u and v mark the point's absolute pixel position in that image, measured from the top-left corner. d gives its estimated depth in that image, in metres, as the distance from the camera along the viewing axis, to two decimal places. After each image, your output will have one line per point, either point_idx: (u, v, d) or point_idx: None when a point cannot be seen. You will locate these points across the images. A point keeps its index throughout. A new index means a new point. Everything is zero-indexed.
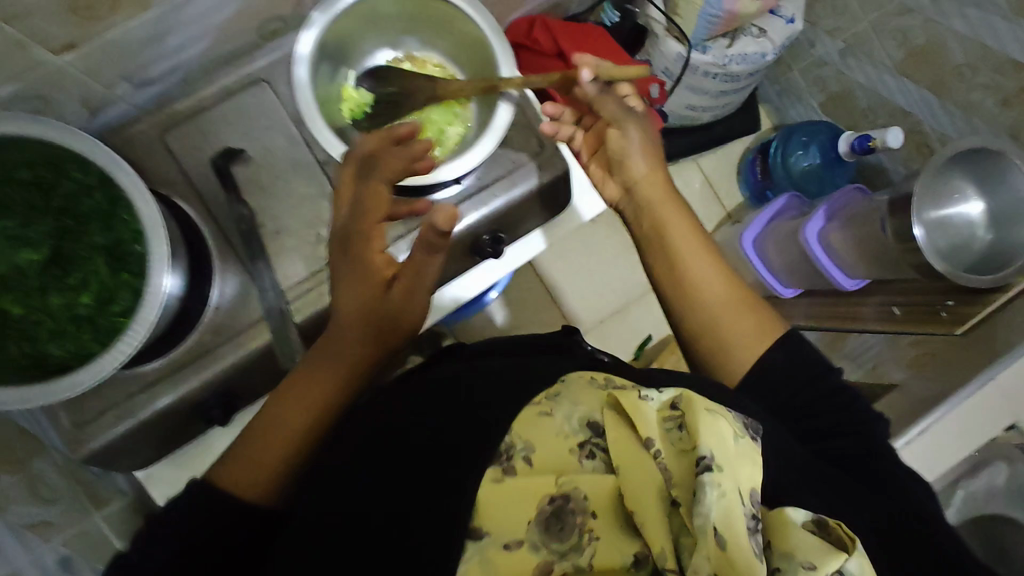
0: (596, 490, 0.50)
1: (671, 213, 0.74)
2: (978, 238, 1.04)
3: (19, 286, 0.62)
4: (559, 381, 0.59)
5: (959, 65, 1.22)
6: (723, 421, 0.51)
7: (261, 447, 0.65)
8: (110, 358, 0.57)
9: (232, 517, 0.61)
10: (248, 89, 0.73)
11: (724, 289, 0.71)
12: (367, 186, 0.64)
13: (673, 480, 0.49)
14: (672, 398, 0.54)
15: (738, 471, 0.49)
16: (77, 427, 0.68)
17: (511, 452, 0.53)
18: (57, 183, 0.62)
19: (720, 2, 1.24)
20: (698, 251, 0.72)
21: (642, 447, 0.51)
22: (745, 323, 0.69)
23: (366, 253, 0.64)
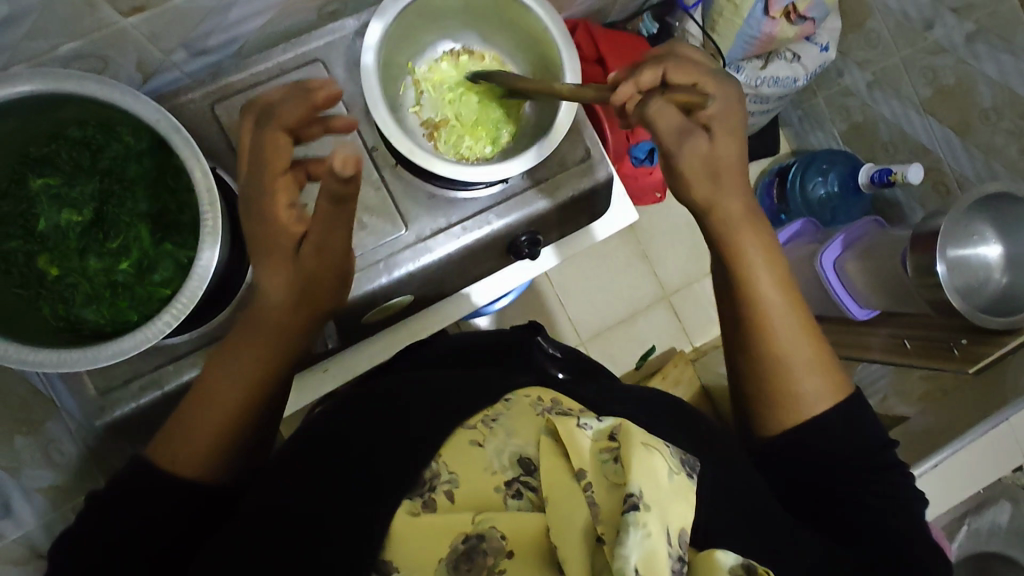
0: (515, 530, 0.44)
1: (750, 237, 0.64)
2: (994, 280, 1.07)
3: (59, 248, 0.60)
4: (501, 401, 0.55)
5: (986, 109, 1.24)
6: (658, 456, 0.46)
7: (196, 421, 0.57)
8: (153, 328, 0.55)
9: (179, 495, 0.54)
10: (302, 68, 0.71)
11: (796, 332, 0.62)
12: (264, 135, 0.57)
13: (600, 516, 0.43)
14: (611, 428, 0.48)
15: (667, 511, 0.43)
16: (102, 394, 0.67)
17: (434, 483, 0.48)
18: (105, 145, 0.60)
19: (759, 23, 1.25)
20: (769, 295, 0.63)
21: (572, 480, 0.45)
22: (812, 374, 0.61)
23: (271, 207, 0.57)
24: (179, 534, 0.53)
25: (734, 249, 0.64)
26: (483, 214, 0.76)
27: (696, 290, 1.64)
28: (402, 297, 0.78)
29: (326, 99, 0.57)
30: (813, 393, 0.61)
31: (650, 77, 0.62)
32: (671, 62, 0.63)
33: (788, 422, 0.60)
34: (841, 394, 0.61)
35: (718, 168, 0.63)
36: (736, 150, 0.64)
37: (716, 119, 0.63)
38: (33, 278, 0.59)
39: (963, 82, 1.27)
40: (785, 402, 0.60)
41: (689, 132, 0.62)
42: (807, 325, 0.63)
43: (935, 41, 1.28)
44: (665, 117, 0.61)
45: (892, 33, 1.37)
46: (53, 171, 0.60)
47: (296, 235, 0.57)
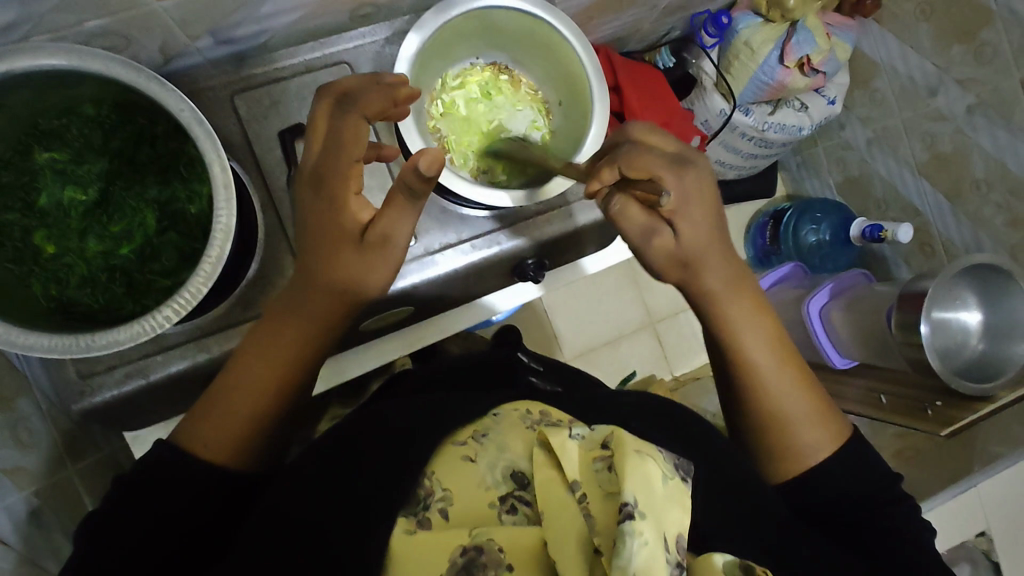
0: (513, 543, 0.43)
1: (735, 304, 0.64)
2: (970, 345, 1.10)
3: (58, 226, 0.58)
4: (490, 416, 0.56)
5: (978, 178, 1.28)
6: (652, 462, 0.43)
7: (229, 412, 0.59)
8: (151, 321, 0.54)
9: (204, 485, 0.56)
10: (330, 68, 0.71)
11: (790, 392, 0.63)
12: (344, 120, 0.54)
13: (596, 528, 0.42)
14: (604, 436, 0.47)
15: (664, 517, 0.41)
16: (83, 378, 0.64)
17: (427, 502, 0.48)
18: (119, 126, 0.59)
19: (773, 71, 1.28)
20: (766, 347, 0.64)
21: (567, 492, 0.44)
22: (808, 427, 0.63)
23: (343, 192, 0.56)
24: (191, 530, 0.55)
25: (719, 320, 0.64)
26: (495, 234, 0.76)
27: (679, 321, 1.66)
28: (402, 306, 0.77)
29: (407, 97, 0.55)
30: (812, 443, 0.63)
31: (612, 173, 0.58)
32: (623, 159, 0.58)
33: (788, 474, 0.63)
34: (839, 439, 0.64)
35: (689, 255, 0.61)
36: (704, 227, 0.61)
37: (679, 213, 0.59)
38: (27, 254, 0.57)
39: (959, 151, 1.31)
40: (785, 458, 0.63)
41: (654, 233, 0.60)
42: (799, 378, 0.65)
43: (936, 109, 1.32)
44: (629, 216, 0.60)
45: (895, 95, 1.41)
46: (61, 146, 0.58)
47: (361, 224, 0.57)
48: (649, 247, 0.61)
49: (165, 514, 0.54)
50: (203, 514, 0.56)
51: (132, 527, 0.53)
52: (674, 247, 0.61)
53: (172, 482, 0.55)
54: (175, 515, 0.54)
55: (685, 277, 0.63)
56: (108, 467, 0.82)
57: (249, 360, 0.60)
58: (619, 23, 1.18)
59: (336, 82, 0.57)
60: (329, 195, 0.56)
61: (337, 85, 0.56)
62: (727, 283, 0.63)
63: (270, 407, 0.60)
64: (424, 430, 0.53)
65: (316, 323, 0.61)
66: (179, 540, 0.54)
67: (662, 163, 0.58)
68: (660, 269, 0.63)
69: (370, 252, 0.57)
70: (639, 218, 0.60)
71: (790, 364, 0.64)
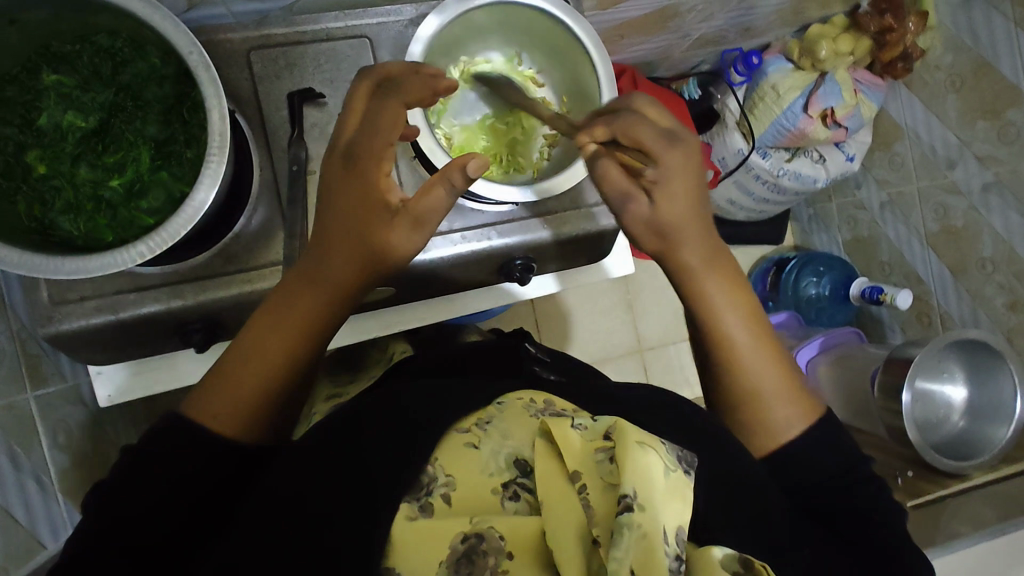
0: (515, 532, 0.43)
1: (712, 279, 0.62)
2: (951, 420, 1.10)
3: (53, 147, 0.58)
4: (494, 403, 0.53)
5: (984, 258, 1.28)
6: (653, 454, 0.45)
7: (239, 382, 0.56)
8: (126, 254, 0.54)
9: (208, 455, 0.54)
10: (349, 41, 0.71)
11: (765, 370, 0.62)
12: (383, 102, 0.55)
13: (595, 518, 0.44)
14: (606, 427, 0.49)
15: (664, 509, 0.43)
16: (54, 304, 0.64)
17: (430, 486, 0.46)
18: (131, 60, 0.59)
19: (796, 117, 1.28)
20: (741, 320, 0.63)
21: (567, 481, 0.45)
22: (779, 404, 0.62)
23: (374, 171, 0.56)
24: (196, 503, 0.53)
25: (693, 296, 0.63)
26: (485, 229, 0.76)
27: (668, 353, 1.65)
28: (384, 288, 0.77)
29: (446, 89, 0.57)
30: (783, 421, 0.62)
31: (604, 133, 0.59)
32: (619, 122, 0.58)
33: (759, 450, 0.62)
34: (811, 419, 0.62)
35: (665, 228, 0.60)
36: (684, 203, 0.59)
37: (661, 183, 0.58)
38: (17, 171, 0.57)
39: (970, 228, 1.30)
40: (760, 435, 0.62)
41: (629, 199, 0.59)
42: (775, 356, 0.63)
43: (953, 181, 1.31)
44: (611, 177, 0.59)
45: (915, 162, 1.41)
46: (68, 71, 0.59)
47: (392, 205, 0.56)
48: (624, 213, 0.60)
49: (178, 481, 0.52)
50: (208, 486, 0.53)
51: (141, 495, 0.51)
52: (650, 216, 0.59)
53: (177, 453, 0.53)
54: (179, 488, 0.52)
55: (659, 248, 0.61)
56: (66, 400, 0.82)
57: (264, 327, 0.58)
58: (649, 48, 1.19)
59: (379, 67, 0.59)
60: (365, 176, 0.56)
61: (378, 71, 0.58)
62: (703, 258, 0.62)
63: (280, 380, 0.58)
64: (427, 415, 0.50)
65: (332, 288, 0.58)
66: (183, 514, 0.52)
67: (652, 133, 0.58)
68: (637, 237, 0.62)
69: (400, 232, 0.56)
70: (620, 181, 0.59)
71: (767, 341, 0.63)
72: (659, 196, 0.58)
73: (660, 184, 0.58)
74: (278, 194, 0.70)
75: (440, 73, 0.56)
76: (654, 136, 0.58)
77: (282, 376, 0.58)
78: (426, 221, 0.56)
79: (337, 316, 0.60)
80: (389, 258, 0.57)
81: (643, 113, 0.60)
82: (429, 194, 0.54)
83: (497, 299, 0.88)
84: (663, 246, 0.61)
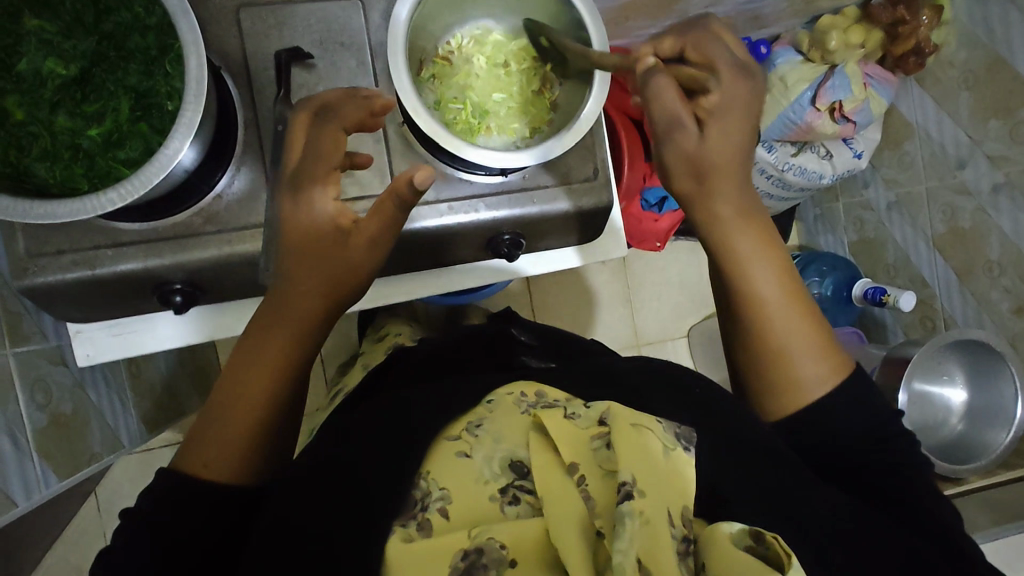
0: (517, 536, 0.44)
1: (743, 234, 0.59)
2: (950, 424, 1.07)
3: (32, 93, 0.57)
4: (483, 403, 0.57)
5: (992, 261, 1.25)
6: (649, 434, 0.48)
7: (226, 425, 0.56)
8: (96, 201, 0.52)
9: (209, 502, 0.54)
10: (340, 1, 0.69)
11: (800, 324, 0.59)
12: (320, 133, 0.55)
13: (596, 510, 0.45)
14: (600, 414, 0.52)
15: (662, 491, 0.45)
16: (30, 256, 0.63)
17: (426, 501, 0.49)
18: (114, 8, 0.58)
19: (803, 110, 1.25)
20: (773, 275, 0.59)
21: (566, 475, 0.47)
22: (807, 361, 0.58)
23: (316, 199, 0.55)
24: (207, 551, 0.53)
25: (727, 245, 0.59)
26: (474, 200, 0.74)
27: (665, 348, 1.63)
28: None
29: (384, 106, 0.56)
30: (813, 376, 0.58)
31: (672, 46, 0.60)
32: (692, 40, 0.59)
33: (780, 408, 0.59)
34: (842, 374, 0.59)
35: (708, 166, 0.57)
36: (738, 138, 0.57)
37: (715, 113, 0.56)
38: None
39: (978, 229, 1.27)
40: (781, 392, 0.59)
41: (678, 125, 0.56)
42: (810, 312, 0.59)
43: (963, 182, 1.28)
44: (666, 96, 0.56)
45: (924, 162, 1.38)
46: (50, 17, 0.58)
47: (342, 227, 0.56)
48: (669, 143, 0.57)
49: (182, 535, 0.52)
50: (213, 536, 0.54)
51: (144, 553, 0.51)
52: (696, 148, 0.56)
53: (173, 505, 0.53)
54: (181, 542, 0.52)
55: (697, 191, 0.58)
56: (46, 360, 0.81)
57: (245, 362, 0.58)
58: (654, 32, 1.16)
59: (314, 97, 0.58)
60: (309, 204, 0.55)
61: (314, 100, 0.57)
62: (742, 202, 0.58)
63: (274, 405, 0.58)
64: (424, 418, 0.55)
65: (307, 315, 0.57)
66: (196, 558, 0.53)
67: (722, 58, 0.58)
68: (672, 173, 0.59)
69: (355, 250, 0.56)
70: (674, 105, 0.56)
71: (801, 298, 0.59)
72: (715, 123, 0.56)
73: (717, 111, 0.56)
74: (262, 156, 0.69)
75: (374, 92, 0.55)
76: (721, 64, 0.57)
77: (271, 405, 0.57)
78: (380, 240, 0.55)
79: (315, 337, 0.59)
80: (355, 274, 0.57)
81: (718, 40, 0.59)
82: (377, 213, 0.54)
83: (501, 276, 0.87)
84: (702, 183, 0.58)
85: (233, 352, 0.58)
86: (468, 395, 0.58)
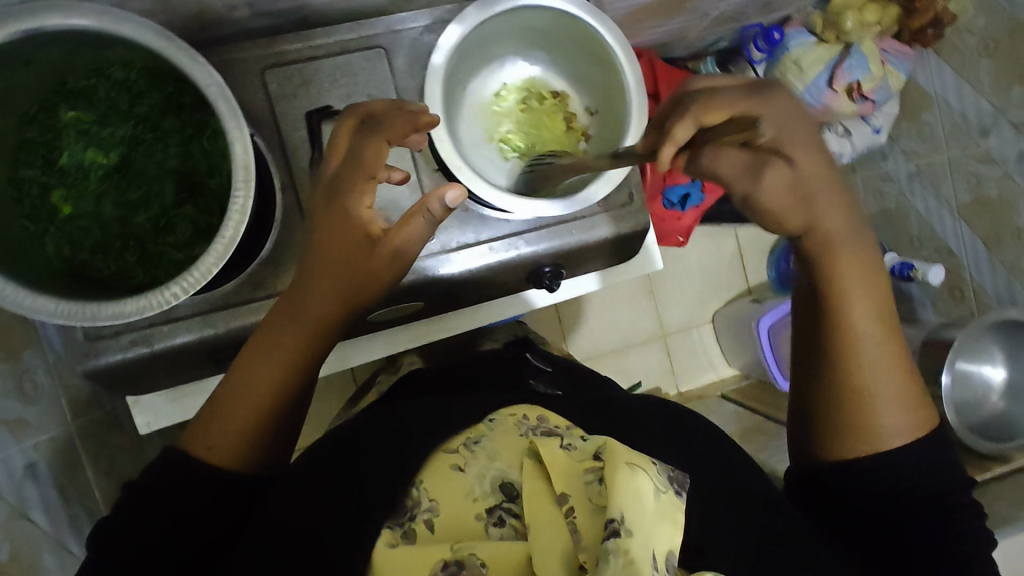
0: (496, 559, 0.42)
1: (846, 252, 0.51)
2: (990, 402, 1.07)
3: (76, 186, 0.57)
4: (484, 421, 0.53)
5: (1021, 228, 1.22)
6: (643, 476, 0.43)
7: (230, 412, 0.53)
8: (157, 297, 0.53)
9: (211, 493, 0.51)
10: (364, 52, 0.69)
11: (892, 363, 0.51)
12: (364, 141, 0.54)
13: (580, 543, 0.42)
14: (596, 448, 0.47)
15: (653, 534, 0.40)
16: (89, 340, 0.64)
17: (414, 512, 0.46)
18: (146, 91, 0.57)
19: (819, 93, 1.24)
20: (872, 304, 0.51)
21: (554, 505, 0.44)
22: (890, 407, 0.51)
23: (353, 206, 0.53)
24: (209, 541, 0.51)
25: (829, 268, 0.51)
26: (513, 238, 0.74)
27: (692, 337, 1.63)
28: (411, 302, 0.76)
29: (428, 124, 0.56)
30: (895, 425, 0.51)
31: (687, 127, 0.49)
32: (695, 104, 0.49)
33: (854, 457, 0.51)
34: (925, 427, 0.52)
35: (807, 189, 0.50)
36: (817, 157, 0.51)
37: (784, 142, 0.50)
38: (43, 212, 0.56)
39: (1004, 197, 1.24)
40: (866, 433, 0.51)
41: (763, 165, 0.49)
42: (902, 354, 0.52)
43: (987, 150, 1.25)
44: (727, 155, 0.49)
45: (945, 131, 1.35)
46: (86, 106, 0.57)
47: (373, 238, 0.53)
48: (762, 180, 0.49)
49: (190, 517, 0.50)
50: (221, 526, 0.51)
51: (150, 530, 0.49)
52: (788, 175, 0.50)
53: (175, 487, 0.51)
54: (184, 527, 0.50)
55: (799, 216, 0.50)
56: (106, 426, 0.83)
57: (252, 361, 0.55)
58: (666, 30, 1.14)
59: (360, 106, 0.57)
60: (342, 209, 0.53)
61: (360, 109, 0.56)
62: (843, 222, 0.51)
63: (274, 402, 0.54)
64: (421, 428, 0.52)
65: (319, 318, 0.55)
66: (196, 547, 0.50)
67: (755, 94, 0.50)
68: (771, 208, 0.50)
69: (380, 260, 0.54)
70: (738, 160, 0.49)
71: (895, 333, 0.52)
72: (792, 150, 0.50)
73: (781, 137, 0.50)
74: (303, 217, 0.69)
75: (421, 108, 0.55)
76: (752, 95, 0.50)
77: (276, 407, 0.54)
78: (404, 255, 0.54)
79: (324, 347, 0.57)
80: (376, 281, 0.54)
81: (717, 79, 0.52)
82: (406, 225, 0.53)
83: (520, 312, 0.88)
84: (799, 208, 0.50)
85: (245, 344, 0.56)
86: (470, 411, 0.54)
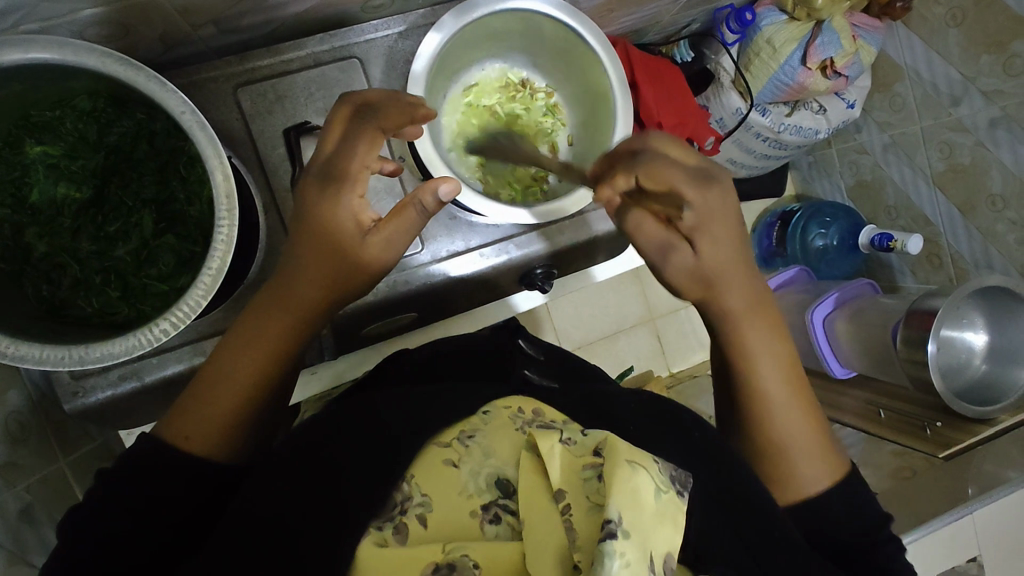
0: (493, 561, 0.40)
1: (755, 327, 0.58)
2: (973, 366, 1.10)
3: (50, 223, 0.55)
4: (478, 413, 0.51)
5: (994, 194, 1.25)
6: (644, 474, 0.41)
7: (214, 404, 0.53)
8: (145, 335, 0.52)
9: (188, 475, 0.51)
10: (338, 63, 0.67)
11: (797, 421, 0.58)
12: (359, 130, 0.53)
13: (577, 543, 0.40)
14: (596, 443, 0.45)
15: (651, 536, 0.39)
16: (76, 378, 0.62)
17: (406, 506, 0.44)
18: (116, 119, 0.55)
19: (794, 71, 1.23)
20: (776, 374, 0.58)
21: (551, 501, 0.43)
22: (801, 459, 0.58)
23: (342, 194, 0.53)
24: (178, 526, 0.49)
25: (736, 342, 0.58)
26: (504, 242, 0.74)
27: (680, 317, 1.64)
28: (403, 313, 0.76)
29: (425, 116, 0.54)
30: (809, 475, 0.58)
31: (626, 180, 0.55)
32: (640, 169, 0.54)
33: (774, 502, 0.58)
34: (840, 471, 0.59)
35: (711, 275, 0.57)
36: (730, 248, 0.57)
37: (699, 230, 0.55)
38: (20, 252, 0.55)
39: (977, 164, 1.26)
40: (781, 483, 0.58)
41: (673, 251, 0.56)
42: (808, 411, 0.59)
43: (959, 119, 1.27)
44: (646, 233, 0.56)
45: (917, 101, 1.37)
46: (53, 139, 0.54)
47: (364, 226, 0.54)
48: (668, 266, 0.57)
49: (161, 496, 0.49)
50: (184, 510, 0.50)
51: (118, 515, 0.48)
52: (695, 265, 0.56)
53: (152, 475, 0.50)
54: (159, 511, 0.49)
55: (705, 297, 0.57)
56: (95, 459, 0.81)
57: (235, 354, 0.54)
58: (640, 16, 1.12)
59: (356, 94, 0.55)
60: (332, 197, 0.53)
61: (356, 97, 0.54)
62: (748, 301, 0.58)
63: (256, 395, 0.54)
64: (406, 426, 0.49)
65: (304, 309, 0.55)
66: (165, 542, 0.49)
67: (678, 175, 0.54)
68: (679, 289, 0.58)
69: (372, 249, 0.54)
70: (657, 234, 0.56)
71: (800, 396, 0.59)
72: (707, 240, 0.55)
73: (697, 225, 0.55)
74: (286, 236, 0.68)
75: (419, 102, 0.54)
76: (678, 181, 0.54)
77: (252, 397, 0.54)
78: (395, 241, 0.54)
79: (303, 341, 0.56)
80: (364, 270, 0.55)
81: (662, 154, 0.56)
82: (397, 216, 0.54)
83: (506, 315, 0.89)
84: (706, 293, 0.57)
85: (225, 338, 0.55)
86: (467, 402, 0.53)
